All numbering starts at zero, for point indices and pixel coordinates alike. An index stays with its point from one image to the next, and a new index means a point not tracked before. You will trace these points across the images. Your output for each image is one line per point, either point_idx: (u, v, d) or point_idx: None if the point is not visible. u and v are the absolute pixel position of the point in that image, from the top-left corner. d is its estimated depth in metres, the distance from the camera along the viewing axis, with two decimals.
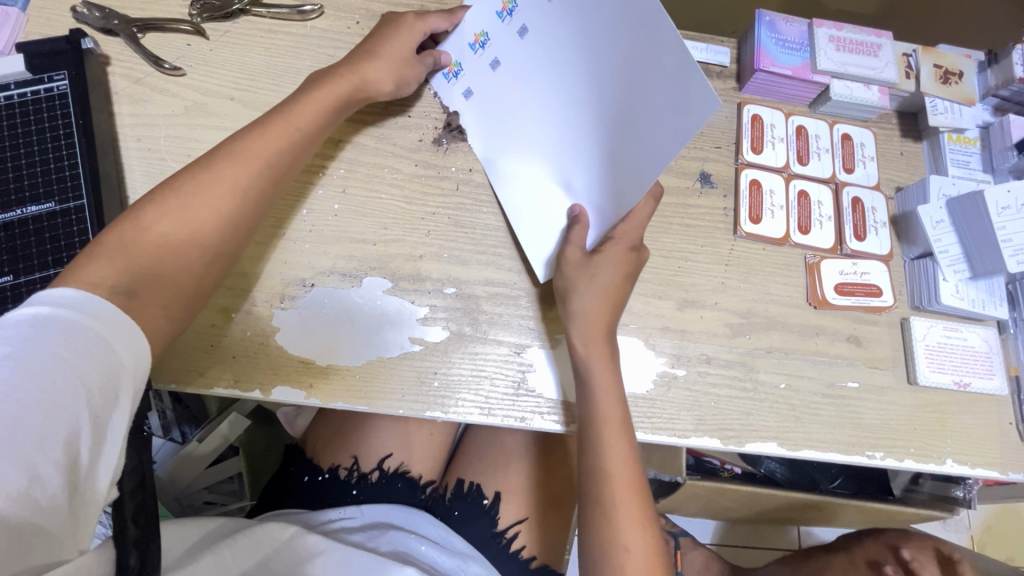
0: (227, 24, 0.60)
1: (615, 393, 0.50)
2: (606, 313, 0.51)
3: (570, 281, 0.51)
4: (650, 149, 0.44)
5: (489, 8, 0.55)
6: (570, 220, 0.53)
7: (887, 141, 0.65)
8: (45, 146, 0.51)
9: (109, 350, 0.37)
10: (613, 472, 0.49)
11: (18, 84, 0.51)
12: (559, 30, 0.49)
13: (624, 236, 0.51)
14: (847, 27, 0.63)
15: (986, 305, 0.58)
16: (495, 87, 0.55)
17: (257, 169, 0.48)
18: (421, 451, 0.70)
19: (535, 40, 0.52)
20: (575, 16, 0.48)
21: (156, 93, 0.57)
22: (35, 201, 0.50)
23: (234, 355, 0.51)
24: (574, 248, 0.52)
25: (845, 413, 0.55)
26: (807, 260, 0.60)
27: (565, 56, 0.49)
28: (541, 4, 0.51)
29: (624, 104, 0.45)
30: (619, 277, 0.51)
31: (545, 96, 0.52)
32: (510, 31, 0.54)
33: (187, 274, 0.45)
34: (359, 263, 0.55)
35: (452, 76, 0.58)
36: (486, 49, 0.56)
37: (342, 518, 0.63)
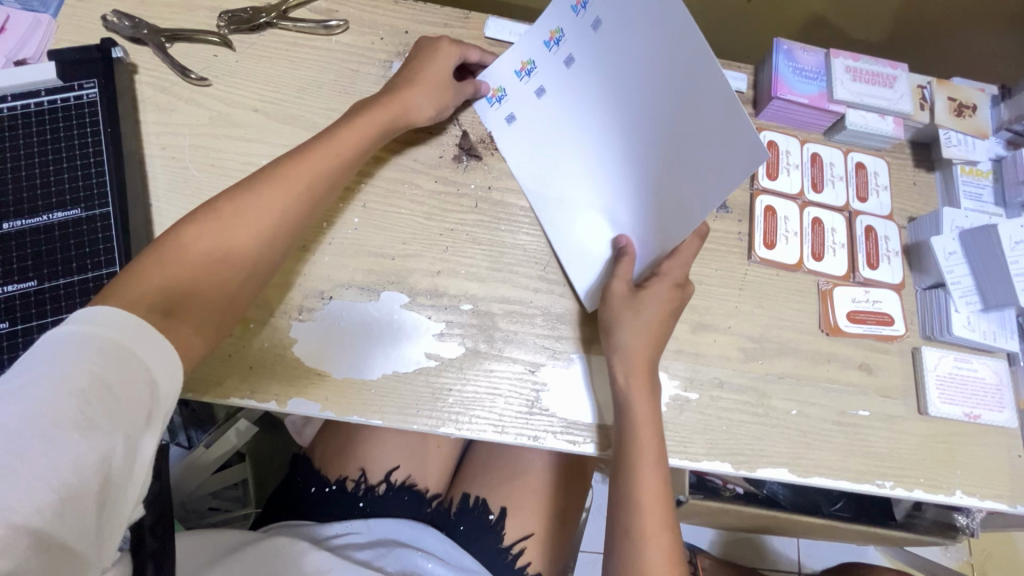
0: (253, 36, 0.61)
1: (652, 427, 0.50)
2: (650, 348, 0.51)
3: (614, 317, 0.52)
4: (692, 184, 0.44)
5: (536, 37, 0.56)
6: (616, 252, 0.54)
7: (901, 170, 0.66)
8: (73, 153, 0.51)
9: (143, 369, 0.37)
10: (646, 503, 0.49)
11: (48, 91, 0.52)
12: (604, 61, 0.49)
13: (670, 274, 0.52)
14: (864, 58, 0.64)
15: (997, 337, 0.59)
16: (541, 116, 0.56)
17: (297, 195, 0.48)
18: (428, 464, 0.70)
19: (585, 63, 0.51)
20: (618, 50, 0.48)
21: (182, 102, 0.58)
22: (61, 207, 0.50)
23: (250, 366, 0.52)
24: (620, 284, 0.52)
25: (855, 441, 0.56)
26: (820, 287, 0.60)
27: (608, 88, 0.50)
28: (589, 36, 0.50)
29: (667, 141, 0.45)
30: (663, 314, 0.52)
31: (591, 127, 0.52)
32: (556, 61, 0.54)
33: (223, 296, 0.45)
34: (377, 277, 0.55)
35: (495, 101, 0.59)
36: (531, 76, 0.57)
37: (349, 533, 0.63)
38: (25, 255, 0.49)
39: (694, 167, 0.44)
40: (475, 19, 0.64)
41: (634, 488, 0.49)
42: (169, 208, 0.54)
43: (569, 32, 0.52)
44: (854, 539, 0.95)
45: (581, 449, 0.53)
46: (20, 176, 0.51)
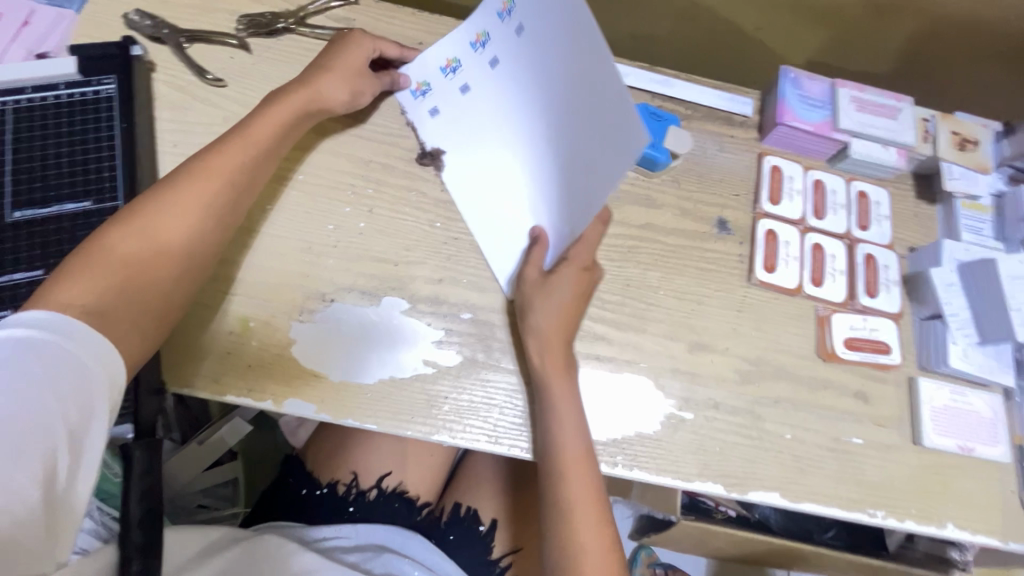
0: (270, 40, 0.62)
1: (574, 418, 0.51)
2: (562, 331, 0.53)
3: (527, 300, 0.53)
4: (598, 176, 0.46)
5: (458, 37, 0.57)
6: (531, 241, 0.55)
7: (902, 201, 0.66)
8: (87, 145, 0.52)
9: (86, 374, 0.38)
10: (572, 512, 0.50)
11: (67, 85, 0.54)
12: (520, 61, 0.52)
13: (577, 258, 0.54)
14: (869, 89, 0.64)
15: (994, 371, 0.59)
16: (466, 110, 0.58)
17: (219, 183, 0.49)
18: (421, 472, 0.70)
19: (503, 63, 0.54)
20: (532, 49, 0.50)
21: (197, 101, 0.58)
22: (73, 198, 0.51)
23: (248, 364, 0.52)
24: (532, 268, 0.53)
25: (849, 468, 0.56)
26: (818, 312, 0.61)
27: (526, 86, 0.52)
28: (509, 36, 0.52)
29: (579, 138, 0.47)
30: (575, 295, 0.53)
31: (509, 122, 0.54)
32: (481, 60, 0.56)
33: (159, 292, 0.46)
34: (379, 282, 0.56)
35: (420, 93, 0.60)
36: (456, 74, 0.58)
37: (337, 537, 0.62)
38: (33, 244, 0.49)
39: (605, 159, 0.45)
40: None
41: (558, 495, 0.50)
42: None
43: (493, 35, 0.54)
44: (846, 568, 0.95)
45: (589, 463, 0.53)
46: (34, 166, 0.52)
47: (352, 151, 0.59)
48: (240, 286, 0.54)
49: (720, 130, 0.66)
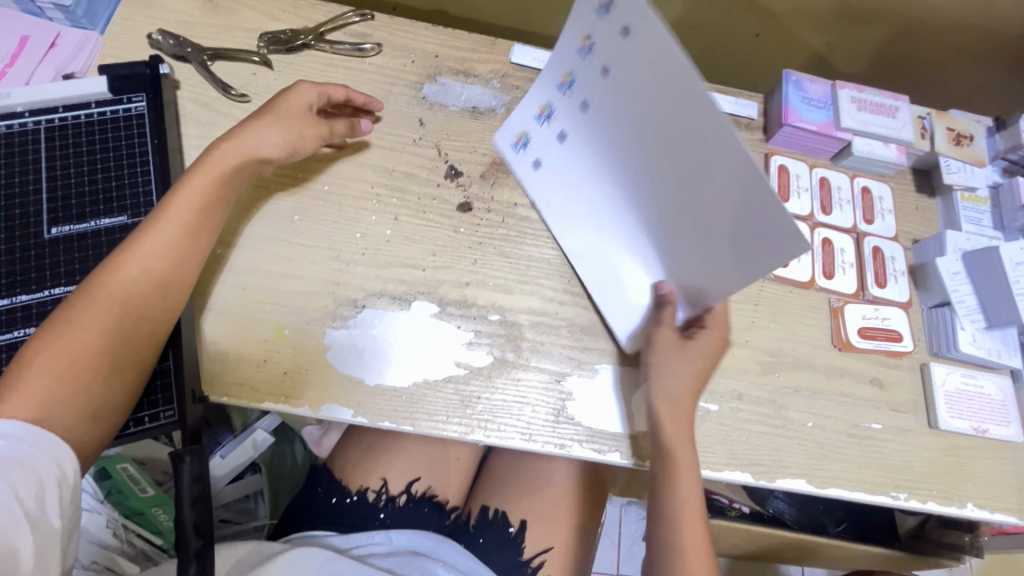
0: (290, 56, 0.63)
1: (687, 436, 0.51)
2: (689, 394, 0.51)
3: (658, 361, 0.52)
4: (761, 254, 0.43)
5: (546, 84, 0.56)
6: (657, 300, 0.54)
7: (904, 195, 0.69)
8: (121, 162, 0.53)
9: (30, 467, 0.40)
10: (684, 511, 0.50)
11: (98, 104, 0.55)
12: (615, 109, 0.49)
13: (716, 325, 0.52)
14: (868, 90, 0.67)
15: (1002, 354, 0.61)
16: (559, 170, 0.58)
17: (142, 266, 0.47)
18: (449, 476, 0.71)
19: (594, 117, 0.52)
20: (626, 95, 0.47)
21: (222, 117, 0.59)
22: (108, 214, 0.52)
23: (285, 371, 0.53)
24: (668, 331, 0.52)
25: (870, 453, 0.57)
26: (831, 304, 0.63)
27: (617, 136, 0.50)
28: (596, 80, 0.50)
29: (709, 217, 0.45)
30: (704, 364, 0.52)
31: (608, 172, 0.53)
32: (571, 103, 0.54)
33: (97, 390, 0.44)
34: (408, 287, 0.57)
35: (543, 119, 0.58)
36: (550, 121, 0.57)
37: (370, 544, 0.62)
38: (72, 259, 0.50)
39: (746, 225, 0.43)
40: (500, 45, 0.67)
41: (674, 490, 0.50)
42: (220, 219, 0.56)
43: (579, 77, 0.52)
44: (860, 558, 0.96)
45: (636, 462, 0.54)
46: (69, 184, 0.52)
47: (376, 161, 0.61)
48: (273, 295, 0.54)
49: None
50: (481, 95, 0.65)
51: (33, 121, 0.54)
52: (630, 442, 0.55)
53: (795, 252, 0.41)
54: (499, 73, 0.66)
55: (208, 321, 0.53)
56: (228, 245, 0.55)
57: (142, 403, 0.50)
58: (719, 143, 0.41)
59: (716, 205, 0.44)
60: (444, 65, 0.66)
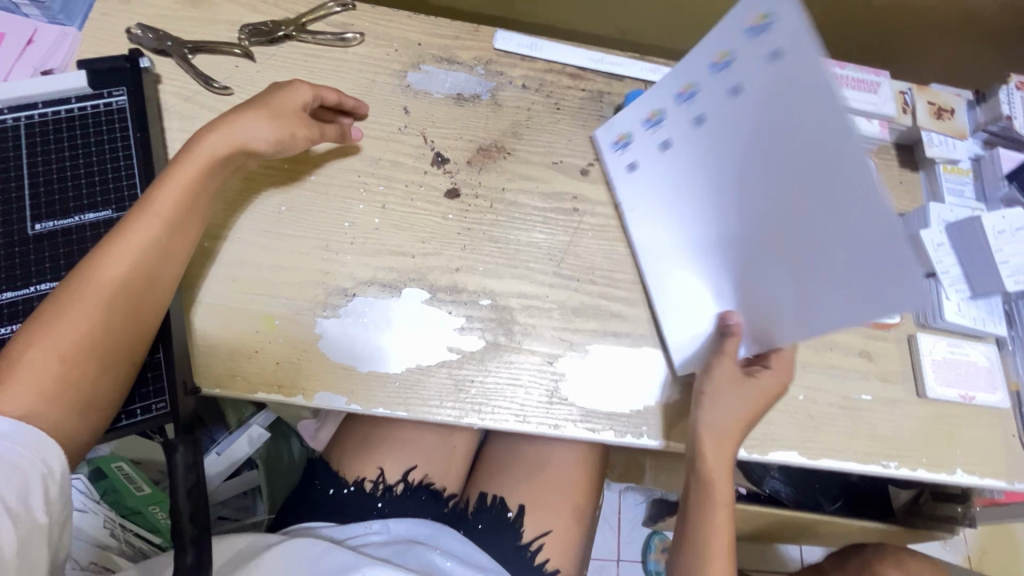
0: (272, 48, 0.63)
1: (727, 472, 0.52)
2: (738, 431, 0.52)
3: (714, 394, 0.52)
4: (836, 303, 0.43)
5: (662, 86, 0.52)
6: (720, 328, 0.53)
7: (888, 170, 0.70)
8: (104, 157, 0.53)
9: (15, 463, 0.40)
10: (714, 548, 0.52)
11: (77, 98, 0.54)
12: (731, 136, 0.46)
13: (778, 368, 0.52)
14: (850, 66, 0.68)
15: (987, 322, 0.62)
16: (661, 170, 0.55)
17: (128, 261, 0.46)
18: (446, 463, 0.72)
19: (746, 100, 0.44)
20: (739, 127, 0.45)
21: (206, 110, 0.59)
22: (93, 208, 0.52)
23: (277, 361, 0.53)
24: (730, 362, 0.52)
25: (861, 424, 0.58)
26: None
27: (713, 171, 0.49)
28: (723, 99, 0.46)
29: (793, 272, 0.45)
30: (761, 405, 0.51)
31: (686, 187, 0.52)
32: (687, 117, 0.50)
33: (87, 386, 0.44)
34: (398, 275, 0.57)
35: (682, 99, 0.50)
36: (689, 103, 0.50)
37: (367, 534, 0.62)
38: (57, 255, 0.50)
39: (844, 277, 0.41)
40: (483, 32, 0.67)
41: (703, 530, 0.52)
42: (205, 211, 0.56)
43: (701, 89, 0.48)
44: (856, 534, 0.97)
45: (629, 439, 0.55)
46: (51, 180, 0.52)
47: (362, 150, 0.61)
48: (262, 287, 0.54)
49: None
50: (466, 82, 0.65)
51: (11, 118, 0.53)
52: (624, 421, 0.55)
53: (904, 306, 0.38)
54: (483, 59, 0.66)
55: (197, 314, 0.53)
56: (215, 238, 0.55)
57: (133, 395, 0.50)
58: (842, 175, 0.38)
59: (829, 258, 0.42)
60: (428, 53, 0.66)
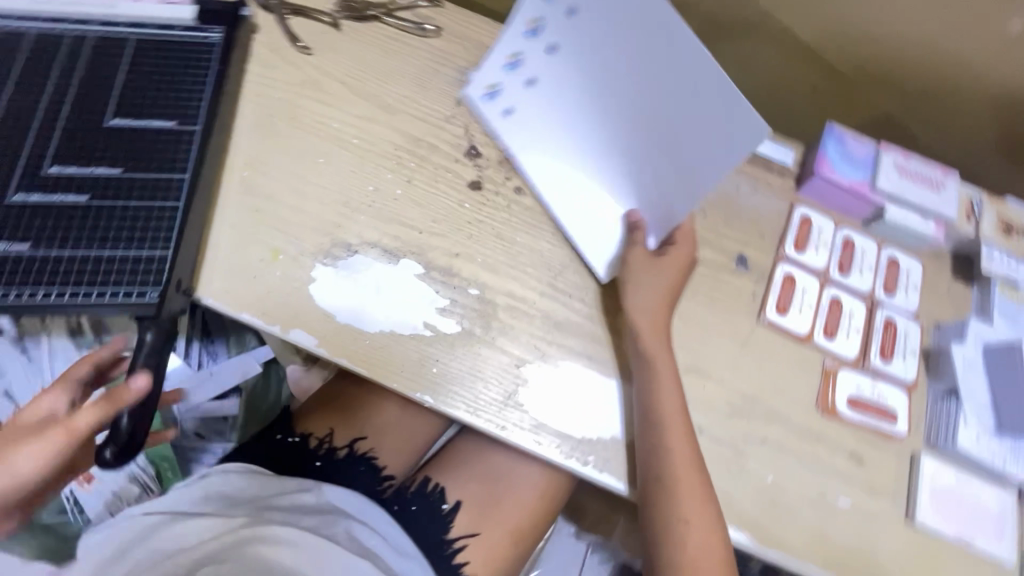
0: (358, 24, 0.69)
1: (682, 419, 0.53)
2: (662, 308, 0.57)
3: (633, 274, 0.58)
4: (697, 157, 0.51)
5: (512, 30, 0.60)
6: (628, 226, 0.61)
7: (937, 275, 0.65)
8: (185, 79, 0.61)
9: None
10: (687, 512, 0.51)
11: (183, 28, 0.63)
12: (583, 53, 0.56)
13: (682, 249, 0.59)
14: (916, 159, 0.65)
15: (1008, 463, 0.55)
16: (537, 105, 0.64)
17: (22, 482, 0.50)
18: (396, 443, 0.74)
19: (580, 29, 0.55)
20: (596, 44, 0.54)
21: (285, 63, 0.66)
22: (161, 118, 0.59)
23: (269, 291, 0.56)
24: (640, 250, 0.59)
25: (830, 529, 0.53)
26: (824, 365, 0.59)
27: (581, 83, 0.59)
28: (564, 26, 0.56)
29: (671, 153, 0.53)
30: (678, 277, 0.58)
31: (585, 111, 0.60)
32: (542, 47, 0.60)
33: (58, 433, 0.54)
34: (401, 245, 0.59)
35: (512, 66, 0.63)
36: (542, 34, 0.59)
37: (297, 492, 0.61)
38: (120, 149, 0.58)
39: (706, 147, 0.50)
40: None
41: (680, 522, 0.52)
42: (254, 147, 0.62)
43: (549, 22, 0.57)
44: None
45: (572, 464, 0.53)
46: (138, 88, 0.60)
47: (406, 128, 0.65)
48: (279, 223, 0.59)
49: (756, 173, 0.67)
50: None
51: (126, 31, 0.62)
52: (572, 443, 0.54)
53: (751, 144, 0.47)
54: None
55: (217, 232, 0.58)
56: (255, 171, 0.61)
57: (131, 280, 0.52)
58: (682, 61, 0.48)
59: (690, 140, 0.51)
60: None
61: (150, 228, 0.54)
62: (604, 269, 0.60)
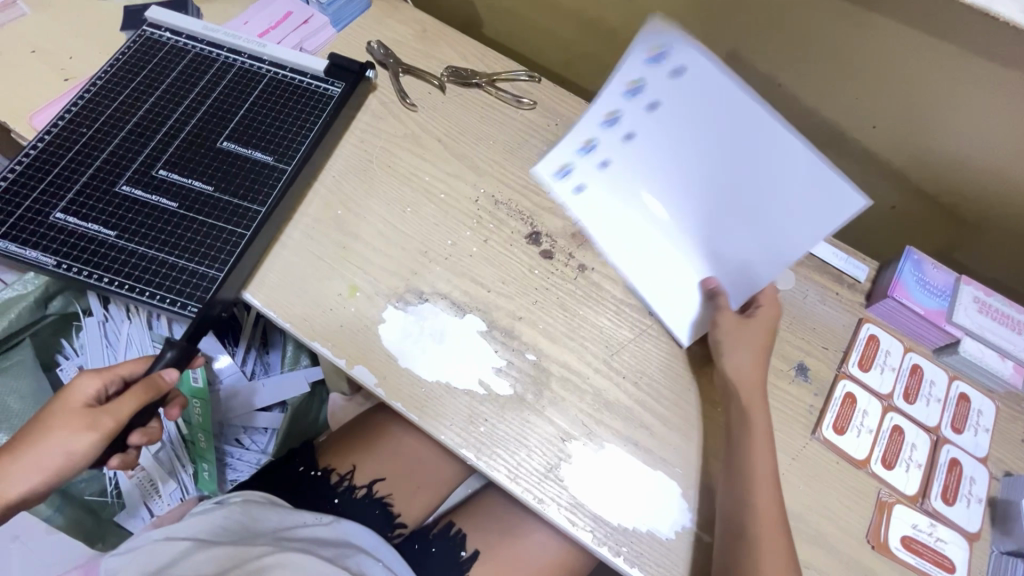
0: (462, 89, 0.75)
1: (773, 522, 0.51)
2: (755, 375, 0.56)
3: (727, 338, 0.57)
4: (793, 228, 0.51)
5: (586, 117, 0.57)
6: (706, 293, 0.60)
7: (1012, 421, 0.61)
8: (294, 121, 0.67)
9: None
10: None
11: (311, 77, 0.70)
12: (666, 137, 0.54)
13: (764, 319, 0.58)
14: (997, 297, 0.63)
15: None
16: (607, 187, 0.60)
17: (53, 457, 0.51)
18: (417, 488, 0.74)
19: (665, 117, 0.53)
20: (680, 122, 0.52)
21: (391, 116, 0.72)
22: (262, 151, 0.65)
23: (341, 325, 0.60)
24: (728, 314, 0.58)
25: None
26: (880, 496, 0.57)
27: (663, 165, 0.55)
28: (647, 115, 0.54)
29: (756, 222, 0.53)
30: (762, 344, 0.58)
31: (659, 189, 0.57)
32: (616, 135, 0.57)
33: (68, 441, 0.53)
34: (469, 301, 0.62)
35: (585, 150, 0.60)
36: (616, 124, 0.56)
37: (316, 525, 0.63)
38: (218, 170, 0.64)
39: (804, 217, 0.50)
40: None
41: None
42: (351, 189, 0.67)
43: (625, 112, 0.55)
44: None
45: (602, 551, 0.52)
46: (249, 121, 0.67)
47: (491, 190, 0.69)
48: (361, 262, 0.63)
49: (827, 284, 0.67)
50: None
51: (265, 68, 0.70)
52: (606, 529, 0.53)
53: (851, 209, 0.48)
54: None
55: (305, 262, 0.62)
56: (348, 211, 0.66)
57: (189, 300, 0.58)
58: (774, 138, 0.48)
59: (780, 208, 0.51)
60: None
61: (216, 248, 0.60)
62: (687, 335, 0.61)
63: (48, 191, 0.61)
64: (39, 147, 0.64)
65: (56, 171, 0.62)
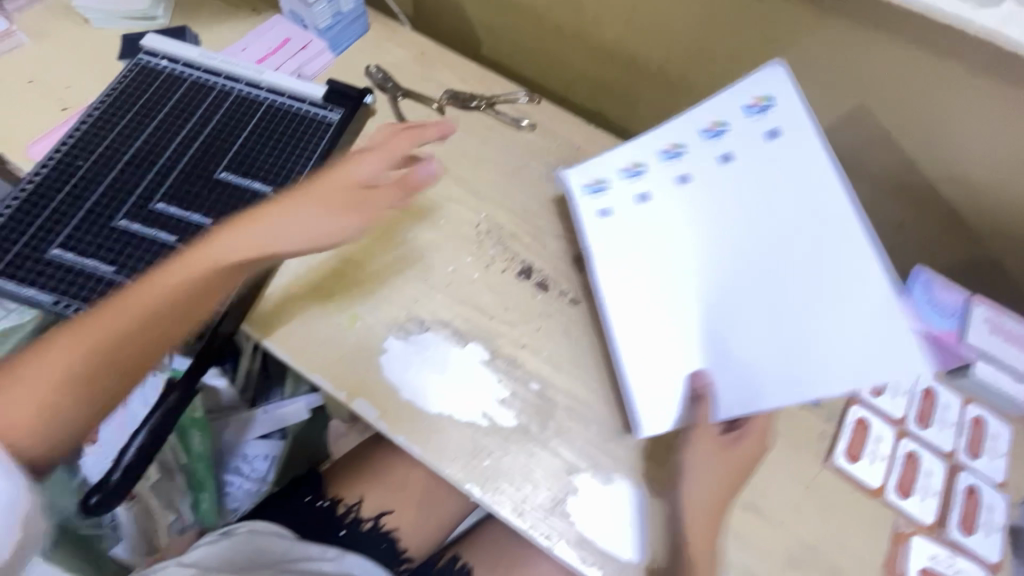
0: (461, 112, 0.75)
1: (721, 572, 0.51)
2: (721, 496, 0.52)
3: (693, 460, 0.52)
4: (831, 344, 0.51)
5: (648, 143, 0.62)
6: (691, 395, 0.54)
7: None
8: (293, 149, 0.67)
9: None
10: None
11: (310, 103, 0.70)
12: (726, 183, 0.57)
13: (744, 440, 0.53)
14: (1012, 316, 0.61)
15: None
16: (631, 220, 0.60)
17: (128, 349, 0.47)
18: (419, 520, 0.72)
19: (725, 176, 0.58)
20: (733, 184, 0.57)
21: None
22: (261, 181, 0.65)
23: (341, 355, 0.59)
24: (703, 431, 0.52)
25: None
26: (896, 526, 0.55)
27: (715, 226, 0.57)
28: (712, 164, 0.58)
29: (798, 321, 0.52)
30: (737, 465, 0.52)
31: (704, 243, 0.57)
32: (670, 173, 0.60)
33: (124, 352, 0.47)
34: (471, 329, 0.61)
35: (633, 173, 0.61)
36: (679, 161, 0.60)
37: (320, 560, 0.62)
38: (216, 202, 0.63)
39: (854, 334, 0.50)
40: None
41: None
42: None
43: (692, 152, 0.59)
44: None
45: None
46: (248, 149, 0.66)
47: (492, 215, 0.68)
48: (361, 291, 0.62)
49: None
50: None
51: (264, 95, 0.70)
52: (616, 566, 0.52)
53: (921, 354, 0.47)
54: None
55: (304, 292, 0.62)
56: None
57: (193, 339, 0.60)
58: (854, 256, 0.52)
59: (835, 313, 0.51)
60: (582, 156, 0.73)
61: None
62: (652, 435, 0.54)
63: (44, 227, 0.61)
64: (38, 178, 0.63)
65: (54, 204, 0.62)
